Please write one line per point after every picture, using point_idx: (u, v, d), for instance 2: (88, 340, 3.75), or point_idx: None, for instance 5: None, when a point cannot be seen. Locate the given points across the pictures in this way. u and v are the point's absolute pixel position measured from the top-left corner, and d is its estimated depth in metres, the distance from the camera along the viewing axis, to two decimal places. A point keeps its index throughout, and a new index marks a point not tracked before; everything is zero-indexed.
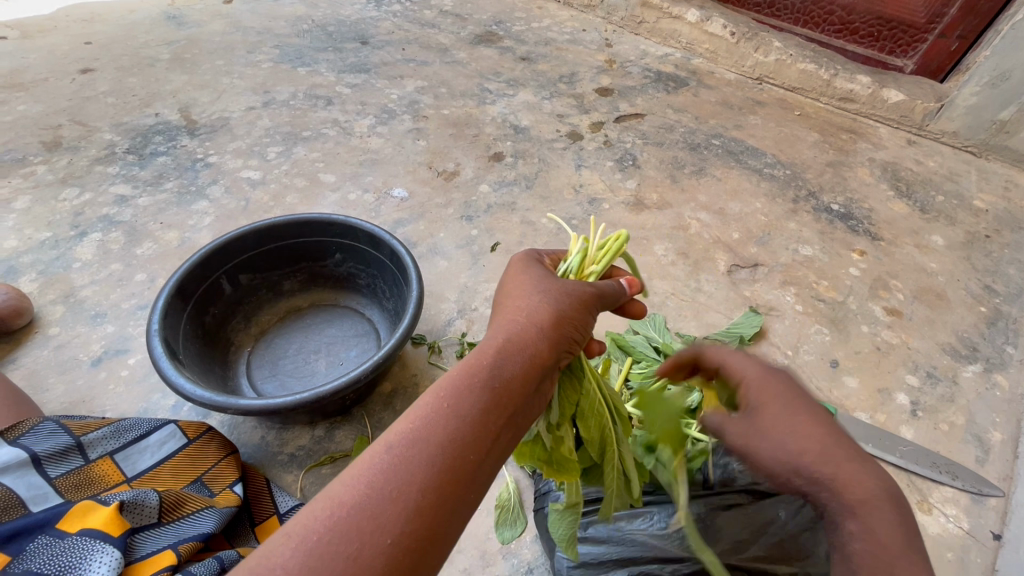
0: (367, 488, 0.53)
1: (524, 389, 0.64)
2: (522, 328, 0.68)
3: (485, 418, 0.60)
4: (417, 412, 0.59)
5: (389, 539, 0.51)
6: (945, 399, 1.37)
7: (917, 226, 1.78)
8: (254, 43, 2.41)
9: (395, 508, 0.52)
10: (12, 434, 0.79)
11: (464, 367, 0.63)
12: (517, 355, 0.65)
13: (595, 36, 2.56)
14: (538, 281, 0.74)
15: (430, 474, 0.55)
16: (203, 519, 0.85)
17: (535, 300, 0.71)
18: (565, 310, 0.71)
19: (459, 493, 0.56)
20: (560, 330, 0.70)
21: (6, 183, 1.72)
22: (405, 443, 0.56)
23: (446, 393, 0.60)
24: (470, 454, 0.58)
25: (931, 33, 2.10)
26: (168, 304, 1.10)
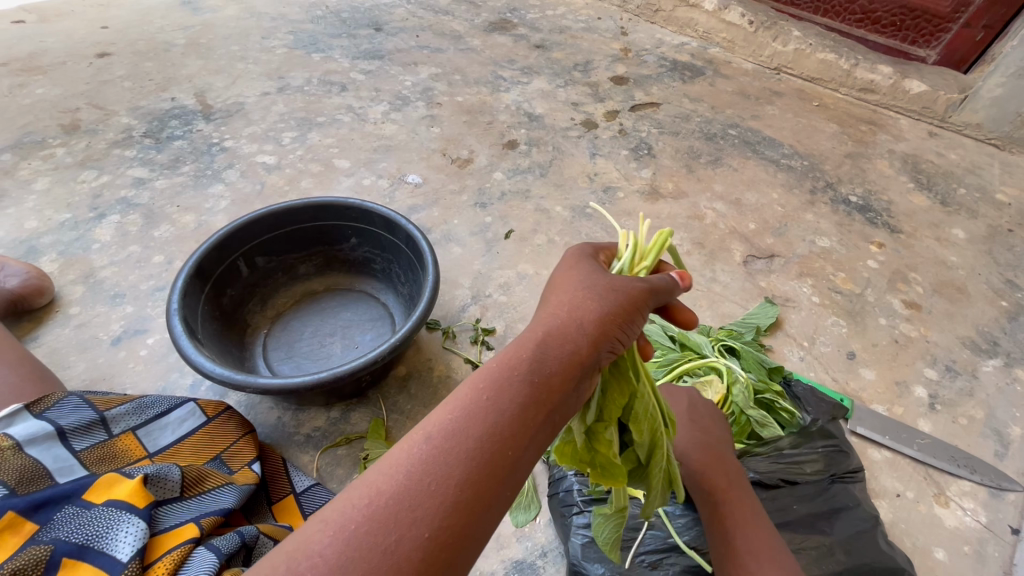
0: (406, 480, 0.54)
1: (564, 387, 0.64)
2: (564, 324, 0.67)
3: (524, 414, 0.60)
4: (455, 406, 0.60)
5: (425, 533, 0.51)
6: (964, 393, 1.35)
7: (938, 219, 1.75)
8: (268, 29, 2.41)
9: (433, 502, 0.53)
10: (38, 408, 0.80)
11: (503, 362, 0.63)
12: (558, 352, 0.65)
13: (610, 24, 2.53)
14: (584, 277, 0.73)
15: (466, 468, 0.56)
16: (224, 496, 0.86)
17: (578, 295, 0.70)
18: (611, 307, 0.69)
19: (494, 489, 0.57)
20: (604, 327, 0.68)
21: (26, 165, 1.74)
22: (444, 436, 0.57)
23: (485, 388, 0.61)
24: (508, 451, 0.58)
25: (956, 22, 2.06)
26: (187, 284, 1.12)
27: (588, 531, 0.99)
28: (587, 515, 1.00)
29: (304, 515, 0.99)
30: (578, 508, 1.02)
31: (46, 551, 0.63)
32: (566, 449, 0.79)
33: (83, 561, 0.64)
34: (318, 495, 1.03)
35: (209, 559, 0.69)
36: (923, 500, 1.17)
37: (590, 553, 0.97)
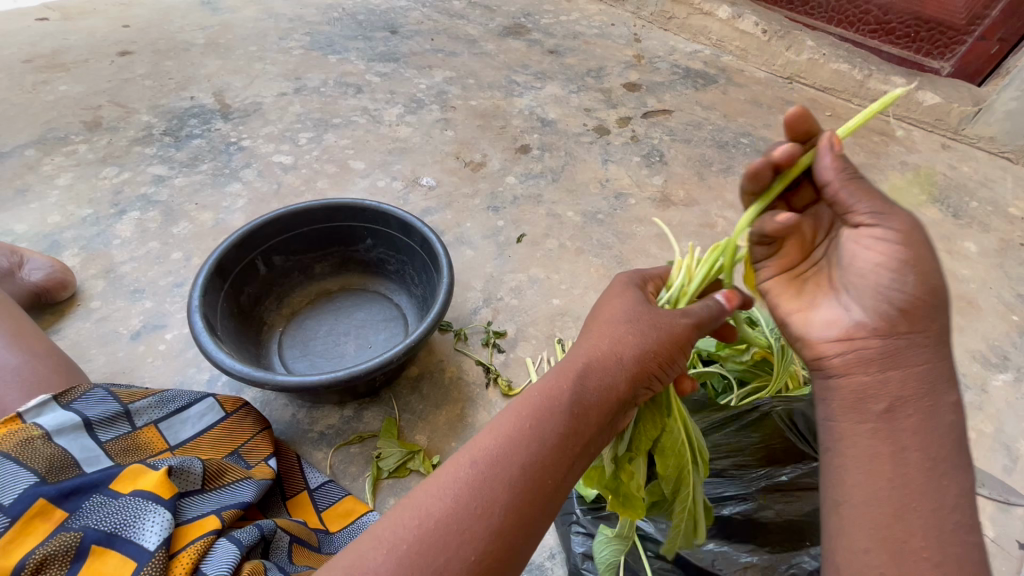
0: (452, 504, 0.58)
1: (602, 418, 0.65)
2: (603, 357, 0.67)
3: (563, 445, 0.62)
4: (498, 433, 0.63)
5: (471, 555, 0.56)
6: (974, 407, 1.35)
7: (950, 232, 1.75)
8: (285, 30, 2.44)
9: (479, 526, 0.58)
10: (66, 398, 0.82)
11: (544, 391, 0.65)
12: (598, 385, 0.65)
13: (624, 31, 2.54)
14: (626, 302, 0.72)
15: (509, 496, 0.59)
16: (243, 489, 0.89)
17: (622, 328, 0.68)
18: (653, 340, 0.68)
19: (535, 514, 0.60)
20: (645, 360, 0.67)
21: (49, 161, 1.78)
22: (487, 464, 0.61)
23: (526, 418, 0.63)
24: (548, 479, 0.61)
25: (971, 35, 2.06)
26: (207, 282, 1.14)
27: (586, 541, 0.98)
28: (584, 525, 0.99)
29: (317, 511, 1.02)
30: (576, 517, 1.01)
31: (76, 538, 0.67)
32: (594, 475, 0.80)
33: (110, 549, 0.67)
34: (332, 492, 1.05)
35: (230, 552, 0.72)
36: None
37: (590, 562, 0.97)
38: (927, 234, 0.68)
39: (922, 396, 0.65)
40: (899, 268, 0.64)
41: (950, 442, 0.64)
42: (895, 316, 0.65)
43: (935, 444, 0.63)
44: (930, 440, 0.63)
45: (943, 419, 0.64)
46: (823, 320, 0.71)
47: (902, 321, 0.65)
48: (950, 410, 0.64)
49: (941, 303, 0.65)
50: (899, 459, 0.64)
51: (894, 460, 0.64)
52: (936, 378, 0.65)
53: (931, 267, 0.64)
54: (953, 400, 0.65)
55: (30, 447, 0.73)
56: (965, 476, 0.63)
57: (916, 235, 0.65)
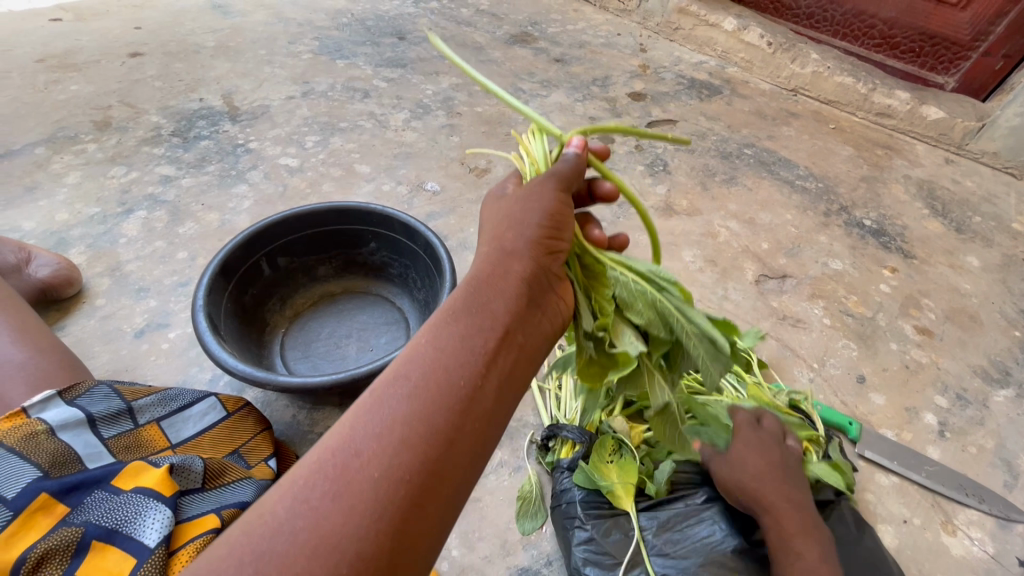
0: (352, 427, 0.56)
1: (506, 311, 0.67)
2: (491, 255, 0.72)
3: (465, 343, 0.63)
4: (398, 354, 0.63)
5: (378, 472, 0.54)
6: (974, 422, 1.35)
7: (952, 246, 1.75)
8: (294, 34, 2.47)
9: (383, 442, 0.55)
10: (70, 395, 0.83)
11: (441, 305, 0.67)
12: (493, 284, 0.69)
13: (629, 41, 2.56)
14: (507, 215, 0.76)
15: (413, 404, 0.58)
16: (243, 488, 0.89)
17: (499, 228, 0.75)
18: (536, 225, 0.74)
19: (447, 415, 0.58)
20: (531, 247, 0.73)
21: (58, 159, 1.79)
22: (386, 381, 0.60)
23: (424, 330, 0.64)
24: (461, 379, 0.61)
25: (975, 51, 2.07)
26: (212, 282, 1.15)
27: (588, 545, 0.99)
28: (588, 529, 1.00)
29: None
30: (580, 521, 1.02)
31: (78, 533, 0.67)
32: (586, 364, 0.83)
33: (111, 545, 0.68)
34: None
35: None
36: (931, 528, 1.17)
37: (592, 567, 0.98)
38: (739, 435, 1.04)
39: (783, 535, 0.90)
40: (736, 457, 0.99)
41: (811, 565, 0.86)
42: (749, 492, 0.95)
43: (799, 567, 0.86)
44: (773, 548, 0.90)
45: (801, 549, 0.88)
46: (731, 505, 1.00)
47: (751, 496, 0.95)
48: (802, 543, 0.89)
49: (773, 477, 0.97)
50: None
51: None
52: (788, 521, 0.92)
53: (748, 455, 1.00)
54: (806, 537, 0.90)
55: (34, 442, 0.74)
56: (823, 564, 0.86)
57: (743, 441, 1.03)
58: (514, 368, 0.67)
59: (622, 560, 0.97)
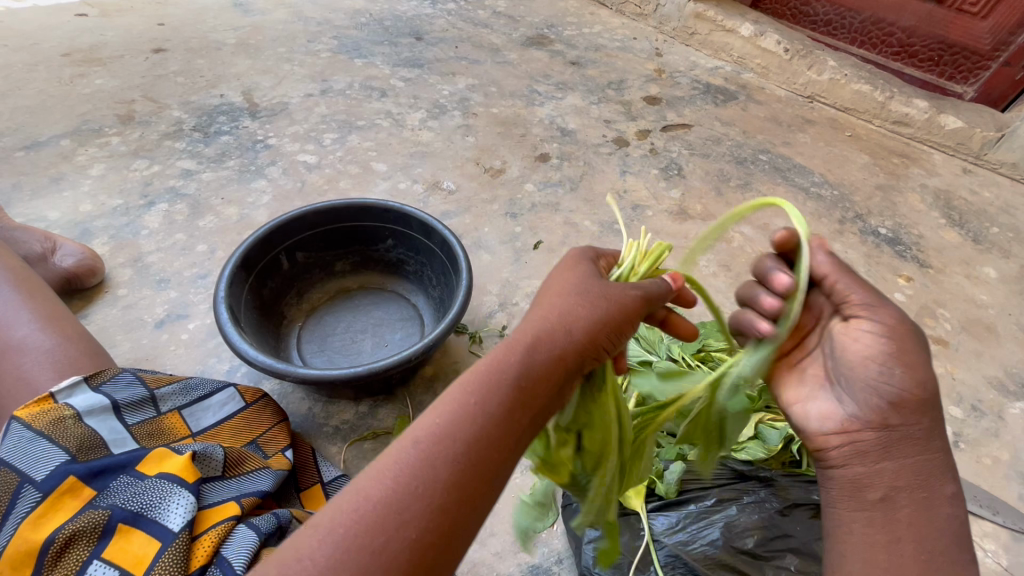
0: (393, 484, 0.57)
1: (550, 389, 0.65)
2: (553, 326, 0.67)
3: (508, 417, 0.62)
4: (443, 410, 0.61)
5: (411, 534, 0.55)
6: (989, 433, 1.34)
7: (969, 256, 1.74)
8: (314, 33, 2.50)
9: (418, 505, 0.56)
10: (96, 381, 0.85)
11: (491, 365, 0.64)
12: (546, 360, 0.65)
13: (646, 45, 2.57)
14: (579, 282, 0.72)
15: (451, 473, 0.58)
16: (260, 479, 0.90)
17: (569, 296, 0.70)
18: (604, 305, 0.70)
19: (479, 486, 0.59)
20: (593, 327, 0.68)
21: (83, 151, 1.83)
22: (429, 441, 0.59)
23: (471, 391, 0.62)
24: (495, 453, 0.60)
25: (996, 60, 2.06)
26: (233, 274, 1.17)
27: (598, 544, 1.00)
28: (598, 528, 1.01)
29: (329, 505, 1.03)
30: None
31: (104, 516, 0.69)
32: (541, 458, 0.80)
33: (136, 528, 0.70)
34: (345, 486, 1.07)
35: (249, 538, 0.74)
36: None
37: None
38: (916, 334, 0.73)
39: (917, 484, 0.69)
40: (907, 358, 0.69)
41: (946, 536, 0.67)
42: (893, 409, 0.69)
43: (930, 537, 0.67)
44: (935, 533, 0.67)
45: (941, 511, 0.68)
46: (817, 413, 0.77)
47: (893, 414, 0.70)
48: (949, 504, 0.68)
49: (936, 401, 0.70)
50: (894, 547, 0.67)
51: (884, 547, 0.67)
52: (928, 470, 0.69)
53: (921, 363, 0.69)
54: (949, 492, 0.69)
55: (62, 426, 0.76)
56: (959, 537, 0.67)
57: (901, 330, 0.69)
58: None
59: (634, 561, 0.98)
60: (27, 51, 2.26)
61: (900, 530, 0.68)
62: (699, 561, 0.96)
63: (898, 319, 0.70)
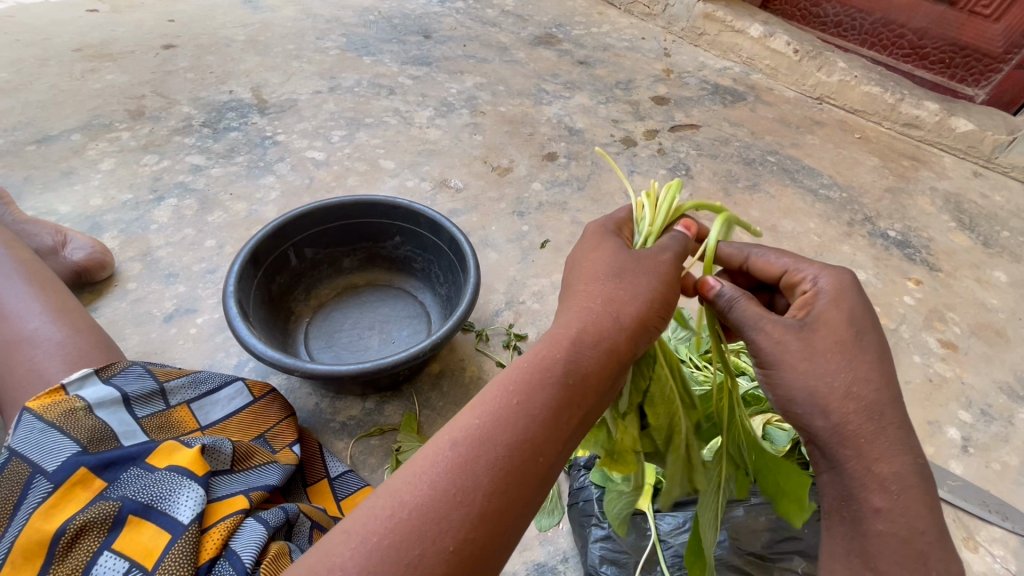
0: (428, 490, 0.56)
1: (596, 389, 0.66)
2: (599, 318, 0.68)
3: (552, 417, 0.62)
4: (483, 411, 0.62)
5: (451, 544, 0.54)
6: (998, 438, 1.33)
7: (979, 260, 1.73)
8: (322, 30, 2.50)
9: (458, 513, 0.55)
10: (106, 373, 0.85)
11: (534, 365, 0.64)
12: (590, 355, 0.66)
13: (654, 45, 2.56)
14: (616, 269, 0.73)
15: (493, 478, 0.58)
16: (268, 473, 0.91)
17: (612, 288, 0.71)
18: (645, 299, 0.70)
19: (520, 491, 0.59)
20: (638, 324, 0.69)
21: (94, 146, 1.84)
22: (469, 443, 0.59)
23: (514, 391, 0.63)
24: (538, 456, 0.61)
25: (1007, 63, 2.05)
26: (243, 269, 1.17)
27: (604, 543, 1.01)
28: (604, 527, 1.03)
29: (336, 500, 1.04)
30: (597, 519, 1.04)
31: (115, 508, 0.69)
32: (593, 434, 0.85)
33: (146, 520, 0.70)
34: (352, 482, 1.08)
35: (257, 532, 0.74)
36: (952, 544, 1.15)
37: (608, 565, 1.00)
38: (829, 325, 0.71)
39: (847, 495, 0.69)
40: (776, 374, 0.71)
41: (892, 552, 0.65)
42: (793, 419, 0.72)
43: (871, 552, 0.66)
44: (877, 550, 0.66)
45: (877, 526, 0.66)
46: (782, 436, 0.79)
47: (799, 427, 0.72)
48: (883, 518, 0.66)
49: (850, 398, 0.68)
50: (844, 559, 0.68)
51: (837, 558, 0.69)
52: (859, 478, 0.68)
53: (808, 371, 0.69)
54: (884, 505, 0.66)
55: (73, 418, 0.76)
56: (912, 555, 0.65)
57: (782, 335, 0.71)
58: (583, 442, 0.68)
59: (639, 561, 0.99)
60: (38, 46, 2.27)
61: (849, 544, 0.68)
62: None
63: (766, 335, 0.72)
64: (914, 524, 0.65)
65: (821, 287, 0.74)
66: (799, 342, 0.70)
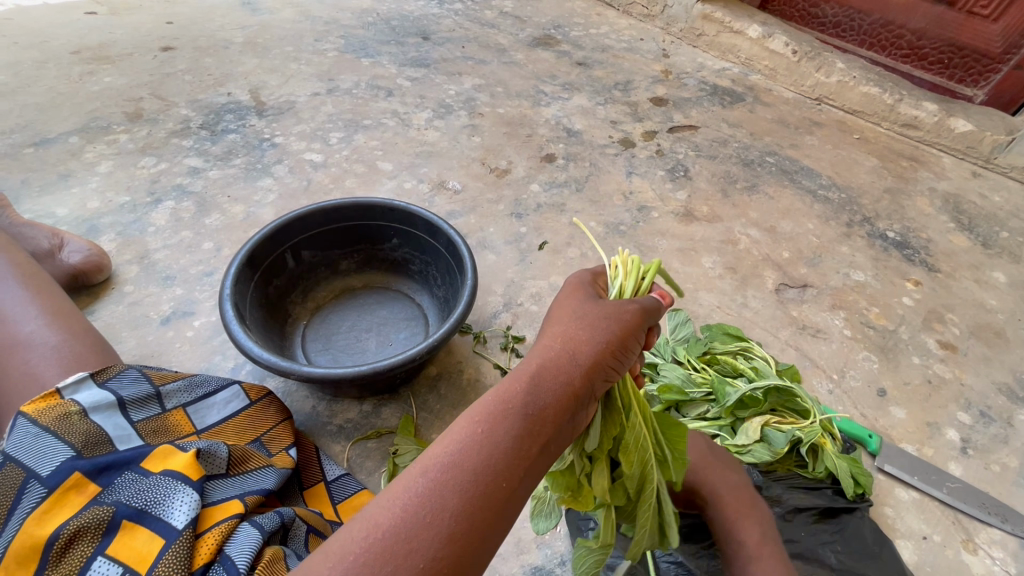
0: (400, 512, 0.56)
1: (559, 417, 0.66)
2: (559, 353, 0.69)
3: (517, 445, 0.62)
4: (452, 438, 0.62)
5: (421, 563, 0.54)
6: (998, 440, 1.33)
7: (978, 261, 1.72)
8: (321, 32, 2.50)
9: (429, 534, 0.55)
10: (100, 377, 0.85)
11: (499, 395, 0.65)
12: (553, 385, 0.67)
13: (653, 46, 2.56)
14: (580, 306, 0.76)
15: (461, 501, 0.58)
16: (264, 477, 0.91)
17: (575, 324, 0.73)
18: (607, 335, 0.72)
19: (487, 517, 0.58)
20: (598, 358, 0.70)
21: (91, 148, 1.84)
22: (439, 469, 0.59)
23: (480, 421, 0.63)
24: (503, 481, 0.60)
25: (1006, 64, 2.04)
26: (239, 272, 1.17)
27: None
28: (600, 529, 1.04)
29: (333, 503, 1.04)
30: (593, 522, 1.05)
31: (108, 512, 0.69)
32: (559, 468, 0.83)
33: (140, 524, 0.70)
34: (348, 485, 1.08)
35: (252, 537, 0.74)
36: (951, 546, 1.14)
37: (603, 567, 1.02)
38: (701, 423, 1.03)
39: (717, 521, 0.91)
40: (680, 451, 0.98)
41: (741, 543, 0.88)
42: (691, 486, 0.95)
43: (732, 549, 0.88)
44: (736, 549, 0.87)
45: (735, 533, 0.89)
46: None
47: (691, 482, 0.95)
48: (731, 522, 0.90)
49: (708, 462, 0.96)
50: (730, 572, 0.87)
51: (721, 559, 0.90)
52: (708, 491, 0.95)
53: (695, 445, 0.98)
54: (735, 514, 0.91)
55: (68, 422, 0.76)
56: (758, 545, 0.86)
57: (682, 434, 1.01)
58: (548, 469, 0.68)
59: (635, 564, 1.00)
60: (37, 49, 2.27)
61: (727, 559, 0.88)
62: (699, 564, 0.97)
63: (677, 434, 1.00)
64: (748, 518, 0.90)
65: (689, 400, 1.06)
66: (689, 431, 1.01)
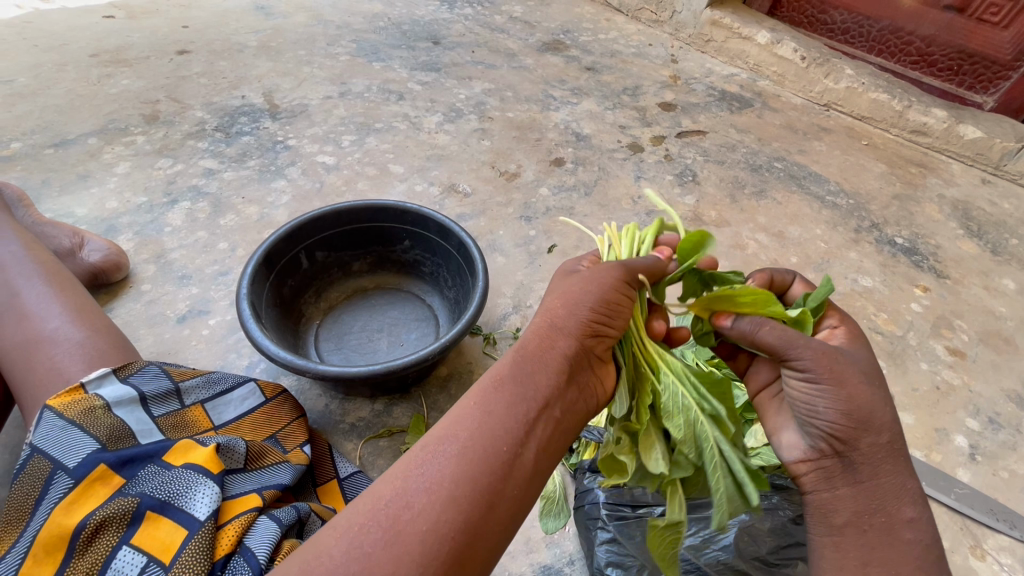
0: (402, 481, 0.58)
1: (550, 381, 0.67)
2: (541, 324, 0.72)
3: (510, 410, 0.64)
4: (449, 413, 0.65)
5: (424, 525, 0.56)
6: (1006, 446, 1.33)
7: (987, 267, 1.72)
8: (333, 36, 2.53)
9: (430, 499, 0.57)
10: (123, 372, 0.87)
11: (490, 370, 0.68)
12: (537, 351, 0.68)
13: (661, 51, 2.58)
14: (560, 283, 0.79)
15: (458, 464, 0.59)
16: (280, 472, 0.92)
17: (554, 297, 0.75)
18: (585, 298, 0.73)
19: (486, 479, 0.59)
20: (579, 320, 0.71)
21: (110, 149, 1.88)
22: (436, 440, 0.62)
23: (473, 394, 0.65)
24: (501, 444, 0.61)
25: (1016, 71, 2.05)
26: (255, 271, 1.19)
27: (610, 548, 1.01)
28: (611, 531, 1.02)
29: (345, 500, 1.05)
30: (603, 522, 1.03)
31: (133, 504, 0.71)
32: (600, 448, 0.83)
33: (163, 516, 0.71)
34: (360, 484, 1.09)
35: (271, 529, 0.76)
36: (959, 551, 1.14)
37: (613, 568, 1.00)
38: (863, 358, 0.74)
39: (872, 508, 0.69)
40: (826, 392, 0.70)
41: (906, 559, 0.67)
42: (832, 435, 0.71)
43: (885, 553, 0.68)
44: (891, 557, 0.68)
45: (901, 534, 0.68)
46: (785, 443, 0.78)
47: (838, 441, 0.71)
48: (910, 526, 0.69)
49: (884, 422, 0.69)
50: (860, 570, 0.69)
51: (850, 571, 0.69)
52: (886, 493, 0.69)
53: (867, 396, 0.69)
54: (912, 514, 0.69)
55: (92, 416, 0.78)
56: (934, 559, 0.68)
57: (829, 356, 0.71)
58: (557, 434, 0.67)
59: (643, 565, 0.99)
60: (56, 51, 2.32)
61: (867, 555, 0.69)
62: (709, 565, 0.97)
63: (820, 355, 0.71)
64: (926, 534, 0.69)
65: (850, 329, 0.80)
66: (848, 365, 0.71)
